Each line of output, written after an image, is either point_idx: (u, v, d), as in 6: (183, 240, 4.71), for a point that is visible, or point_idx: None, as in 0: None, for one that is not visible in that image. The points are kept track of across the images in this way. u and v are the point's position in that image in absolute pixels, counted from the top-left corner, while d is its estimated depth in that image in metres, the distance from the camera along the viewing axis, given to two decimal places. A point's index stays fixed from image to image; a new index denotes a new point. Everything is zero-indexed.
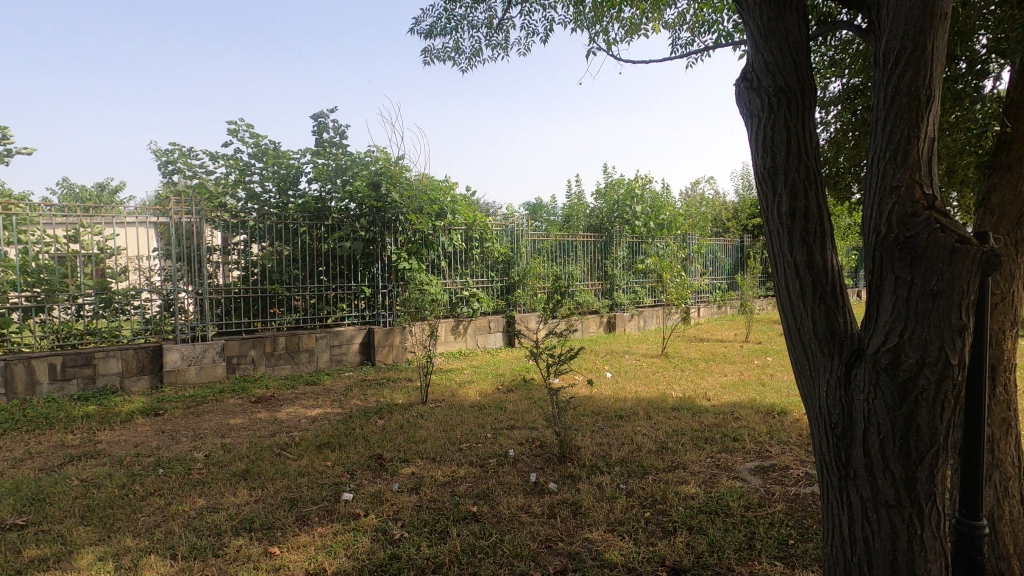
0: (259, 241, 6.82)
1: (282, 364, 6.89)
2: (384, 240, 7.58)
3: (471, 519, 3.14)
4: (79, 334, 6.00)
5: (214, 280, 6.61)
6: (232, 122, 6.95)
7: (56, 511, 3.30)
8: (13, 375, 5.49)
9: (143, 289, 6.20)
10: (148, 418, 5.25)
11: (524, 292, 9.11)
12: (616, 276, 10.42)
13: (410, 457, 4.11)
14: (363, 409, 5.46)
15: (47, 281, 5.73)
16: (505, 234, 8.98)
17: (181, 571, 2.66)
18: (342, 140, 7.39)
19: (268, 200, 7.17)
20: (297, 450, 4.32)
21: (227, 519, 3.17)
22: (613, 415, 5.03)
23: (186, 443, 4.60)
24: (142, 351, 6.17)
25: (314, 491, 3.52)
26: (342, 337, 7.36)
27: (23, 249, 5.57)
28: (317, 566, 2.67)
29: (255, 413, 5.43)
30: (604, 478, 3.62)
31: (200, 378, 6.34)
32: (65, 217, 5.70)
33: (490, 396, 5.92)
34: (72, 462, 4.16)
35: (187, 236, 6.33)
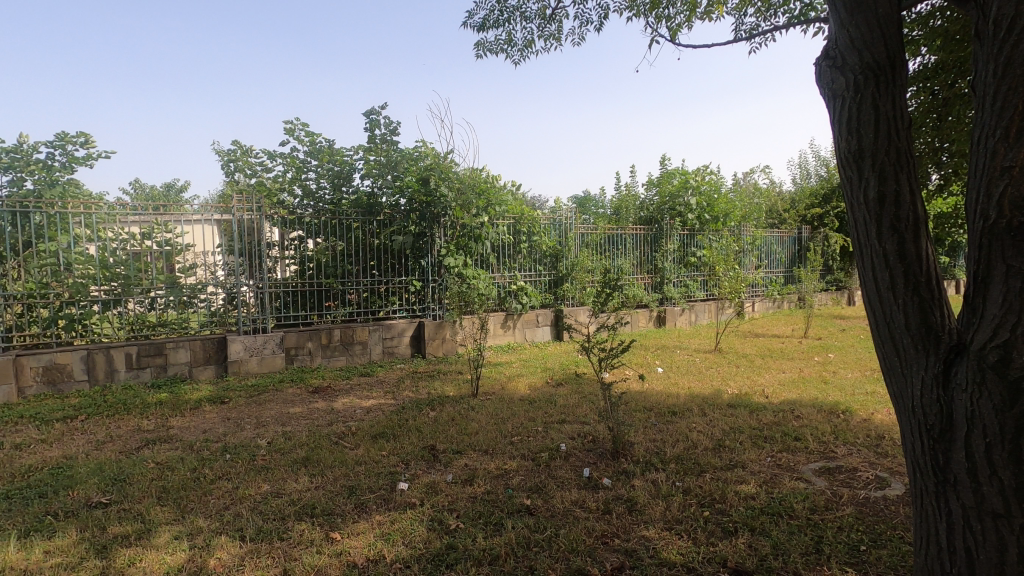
0: (314, 236, 7.04)
1: (337, 355, 7.10)
2: (433, 234, 7.67)
3: (525, 511, 3.15)
4: (152, 325, 6.36)
5: (273, 274, 6.86)
6: (289, 122, 7.16)
7: (135, 491, 3.51)
8: (95, 363, 5.91)
9: (208, 283, 6.52)
10: (215, 405, 5.52)
11: (573, 286, 9.04)
12: (666, 269, 10.19)
13: (463, 449, 4.15)
14: (416, 400, 5.56)
15: (123, 276, 6.10)
16: (553, 227, 8.91)
17: (250, 552, 2.77)
18: (392, 135, 7.50)
19: (323, 196, 7.37)
20: (354, 439, 4.45)
21: (290, 505, 3.29)
22: (666, 410, 4.93)
23: (250, 430, 4.81)
24: (208, 342, 6.48)
25: (371, 480, 3.61)
26: (394, 330, 7.51)
27: (102, 245, 5.95)
28: (376, 553, 2.74)
29: (313, 403, 5.62)
30: (659, 475, 3.56)
31: (261, 368, 6.62)
32: (138, 215, 6.05)
33: (540, 390, 5.92)
34: (148, 445, 4.43)
35: (248, 233, 6.60)
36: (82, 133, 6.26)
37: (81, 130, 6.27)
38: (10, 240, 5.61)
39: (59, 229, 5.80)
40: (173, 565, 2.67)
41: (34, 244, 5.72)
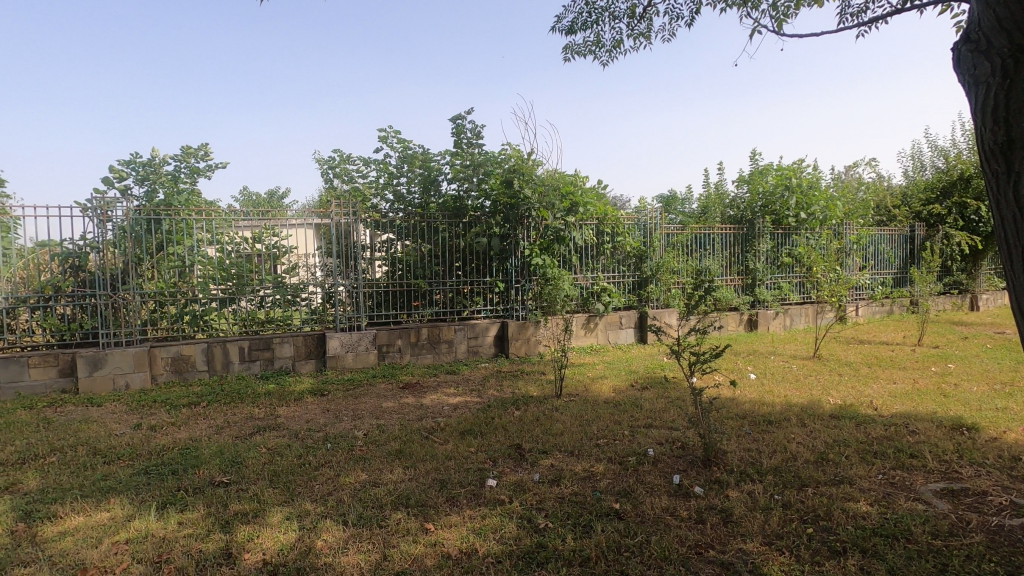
0: (403, 239, 7.36)
1: (424, 353, 7.38)
2: (517, 236, 7.76)
3: (615, 515, 3.12)
4: (261, 322, 6.91)
5: (367, 274, 7.23)
6: (383, 130, 7.55)
7: (251, 473, 3.84)
8: (213, 355, 6.52)
9: (309, 283, 6.99)
10: (316, 397, 5.91)
11: (658, 287, 8.80)
12: (759, 271, 9.67)
13: (549, 449, 4.17)
14: (501, 399, 5.66)
15: (237, 276, 6.69)
16: (637, 228, 8.73)
17: (352, 536, 2.95)
18: (478, 139, 7.68)
19: (412, 200, 7.68)
20: (443, 435, 4.60)
21: (386, 494, 3.46)
22: (761, 419, 4.69)
23: (347, 422, 5.12)
24: (309, 338, 6.96)
25: (460, 475, 3.72)
26: (478, 330, 7.69)
27: (220, 248, 6.57)
28: (468, 546, 2.83)
29: (403, 398, 5.87)
30: (755, 487, 3.40)
31: (355, 364, 7.01)
32: (249, 220, 6.65)
33: (625, 393, 5.83)
34: (259, 432, 4.83)
35: (344, 236, 7.01)
36: (203, 146, 6.94)
37: (202, 144, 6.96)
38: (146, 244, 6.30)
39: (186, 234, 6.46)
40: (286, 543, 2.89)
41: (165, 247, 6.39)
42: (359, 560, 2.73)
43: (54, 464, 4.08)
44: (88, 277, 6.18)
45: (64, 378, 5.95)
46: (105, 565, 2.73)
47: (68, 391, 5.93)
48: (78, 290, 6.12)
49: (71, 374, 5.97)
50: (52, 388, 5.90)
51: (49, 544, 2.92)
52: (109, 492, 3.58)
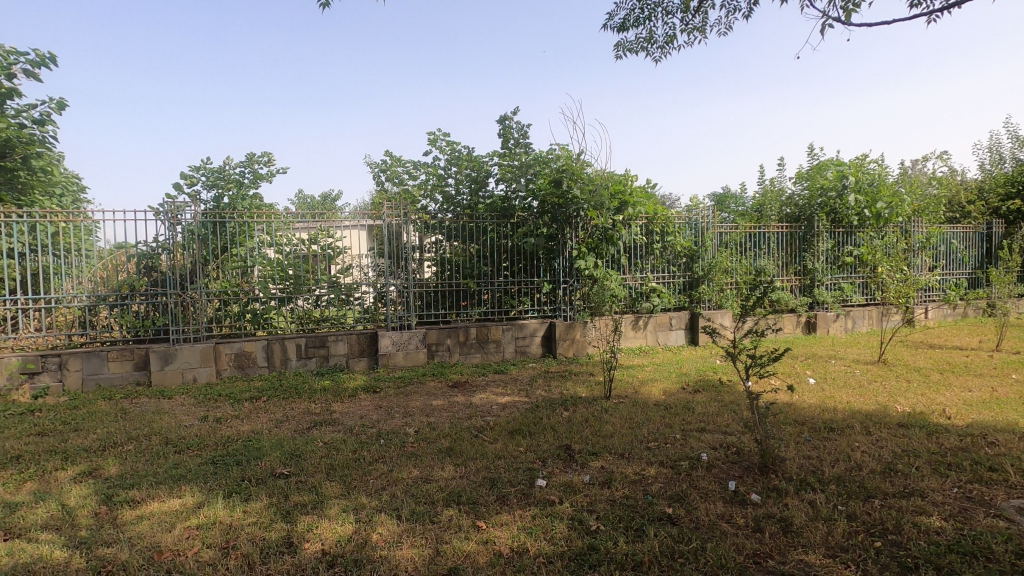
0: (452, 239, 7.47)
1: (473, 353, 7.46)
2: (565, 235, 7.73)
3: (668, 520, 3.06)
4: (317, 320, 7.16)
5: (417, 274, 7.37)
6: (432, 133, 7.70)
7: (309, 466, 3.99)
8: (273, 352, 6.80)
9: (362, 283, 7.19)
10: (368, 394, 6.08)
11: (710, 288, 8.55)
12: (818, 271, 9.26)
13: (598, 451, 4.14)
14: (549, 400, 5.65)
15: (294, 277, 6.96)
16: (688, 227, 8.53)
17: (406, 531, 3.02)
18: (525, 140, 7.71)
19: (460, 201, 7.79)
20: (492, 434, 4.64)
21: (438, 490, 3.52)
22: (822, 426, 4.50)
23: (399, 419, 5.23)
24: (362, 336, 7.16)
25: (510, 474, 3.74)
26: (526, 330, 7.71)
27: (279, 249, 6.85)
28: (520, 545, 2.84)
29: (453, 397, 5.96)
30: (817, 496, 3.26)
31: (406, 362, 7.16)
32: (305, 222, 6.90)
33: (676, 396, 5.71)
34: (316, 427, 5.01)
35: (394, 237, 7.17)
36: (265, 153, 7.27)
37: (265, 151, 7.30)
38: (212, 245, 6.63)
39: (247, 236, 6.76)
40: (343, 535, 2.98)
41: (229, 249, 6.71)
42: (413, 554, 2.79)
43: (131, 452, 4.36)
44: (160, 277, 6.56)
45: (138, 371, 6.34)
46: (178, 548, 2.90)
47: (143, 383, 6.32)
48: (151, 289, 6.51)
49: (144, 368, 6.36)
50: (128, 380, 6.30)
51: (128, 527, 3.12)
52: (180, 480, 3.79)
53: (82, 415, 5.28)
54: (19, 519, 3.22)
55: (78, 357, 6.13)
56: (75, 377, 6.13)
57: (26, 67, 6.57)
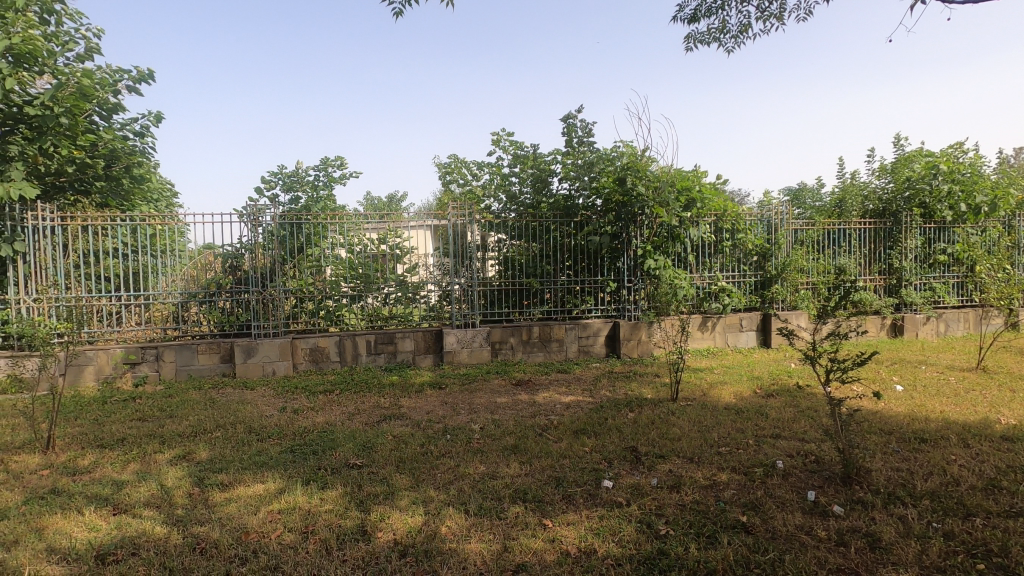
0: (516, 238, 7.51)
1: (536, 351, 7.48)
2: (629, 234, 7.60)
3: (742, 529, 2.95)
4: (385, 318, 7.40)
5: (481, 273, 7.47)
6: (495, 133, 7.79)
7: (380, 457, 4.14)
8: (344, 347, 7.10)
9: (428, 281, 7.37)
10: (434, 390, 6.23)
11: (784, 287, 8.14)
12: (906, 270, 8.63)
13: (666, 454, 4.04)
14: (613, 400, 5.58)
15: (364, 276, 7.23)
16: (761, 224, 8.17)
17: (474, 525, 3.07)
18: (589, 138, 7.62)
19: (524, 200, 7.80)
20: (557, 433, 4.63)
21: (504, 487, 3.56)
22: (912, 436, 4.18)
23: (465, 415, 5.33)
24: (428, 334, 7.34)
25: (576, 473, 3.73)
26: (589, 329, 7.65)
27: (350, 249, 7.13)
28: (587, 545, 2.83)
29: (517, 395, 5.99)
30: (908, 512, 3.04)
31: (470, 359, 7.27)
32: (374, 223, 7.16)
33: (748, 399, 5.49)
34: (386, 420, 5.18)
35: (458, 236, 7.30)
36: (338, 157, 7.62)
37: (338, 155, 7.65)
38: (290, 245, 6.99)
39: (321, 237, 7.07)
40: (414, 526, 3.07)
41: (305, 249, 7.05)
42: (482, 549, 2.83)
43: (219, 438, 4.67)
44: (243, 275, 6.98)
45: (224, 363, 6.79)
46: (263, 530, 3.08)
47: (228, 375, 6.77)
48: (236, 287, 6.96)
49: (229, 360, 6.80)
50: (216, 371, 6.77)
51: (218, 508, 3.35)
52: (263, 466, 4.03)
53: (176, 403, 5.71)
54: (125, 496, 3.53)
55: (172, 349, 6.64)
56: (169, 367, 6.65)
57: (129, 84, 7.17)
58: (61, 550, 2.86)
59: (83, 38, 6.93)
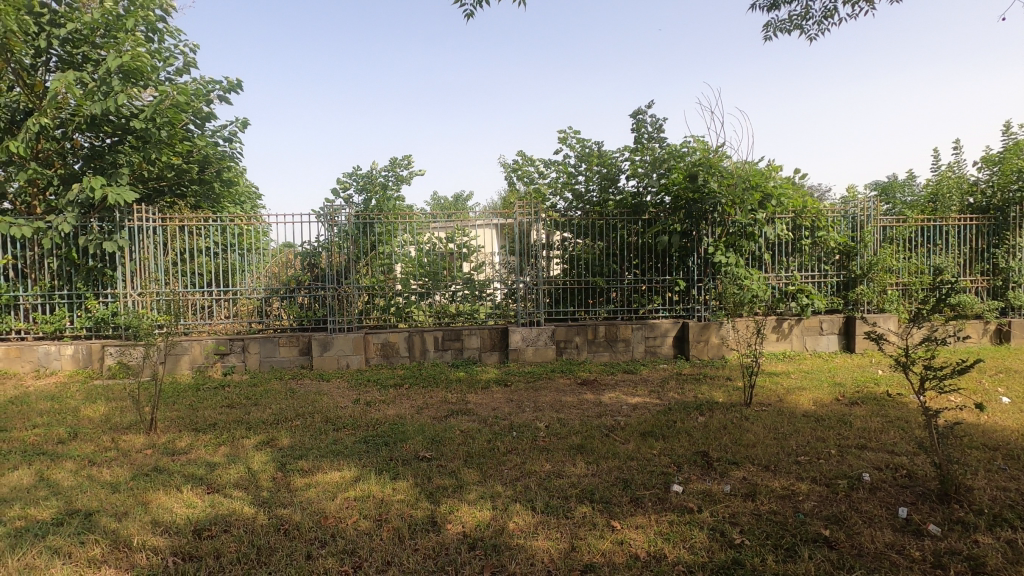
0: (582, 237, 7.46)
1: (601, 351, 7.40)
2: (700, 232, 7.37)
3: (824, 543, 2.79)
4: (452, 315, 7.56)
5: (546, 271, 7.47)
6: (562, 131, 7.78)
7: (448, 451, 4.23)
8: (413, 343, 7.31)
9: (494, 279, 7.46)
10: (500, 387, 6.30)
11: (870, 288, 7.61)
12: (1015, 270, 7.84)
13: (740, 461, 3.89)
14: (682, 402, 5.42)
15: (432, 273, 7.42)
16: (844, 221, 7.68)
17: (541, 522, 3.08)
18: (659, 134, 7.46)
19: (590, 198, 7.76)
20: (623, 434, 4.56)
21: (570, 486, 3.55)
22: (1022, 453, 3.80)
23: (530, 413, 5.35)
24: (493, 331, 7.42)
25: (644, 476, 3.66)
26: (657, 330, 7.48)
27: (419, 247, 7.34)
28: (657, 550, 2.77)
29: (582, 394, 5.96)
30: (1017, 536, 2.77)
31: (535, 358, 7.29)
32: (441, 222, 7.33)
33: (829, 407, 5.18)
34: (453, 415, 5.29)
35: (524, 235, 7.34)
36: (405, 156, 7.86)
37: (406, 155, 7.89)
38: (363, 244, 7.28)
39: (392, 236, 7.31)
40: (482, 520, 3.12)
41: (377, 247, 7.31)
42: (549, 547, 2.84)
43: (298, 426, 4.94)
44: (319, 273, 7.31)
45: (303, 356, 7.17)
46: (340, 515, 3.23)
47: (306, 367, 7.14)
48: (314, 283, 7.29)
49: (307, 353, 7.17)
50: (295, 363, 7.16)
51: (300, 492, 3.55)
52: (339, 455, 4.23)
53: (261, 392, 6.09)
54: (217, 477, 3.81)
55: (257, 341, 7.08)
56: (254, 358, 7.10)
57: (220, 93, 7.71)
58: (164, 523, 3.13)
59: (181, 53, 7.52)
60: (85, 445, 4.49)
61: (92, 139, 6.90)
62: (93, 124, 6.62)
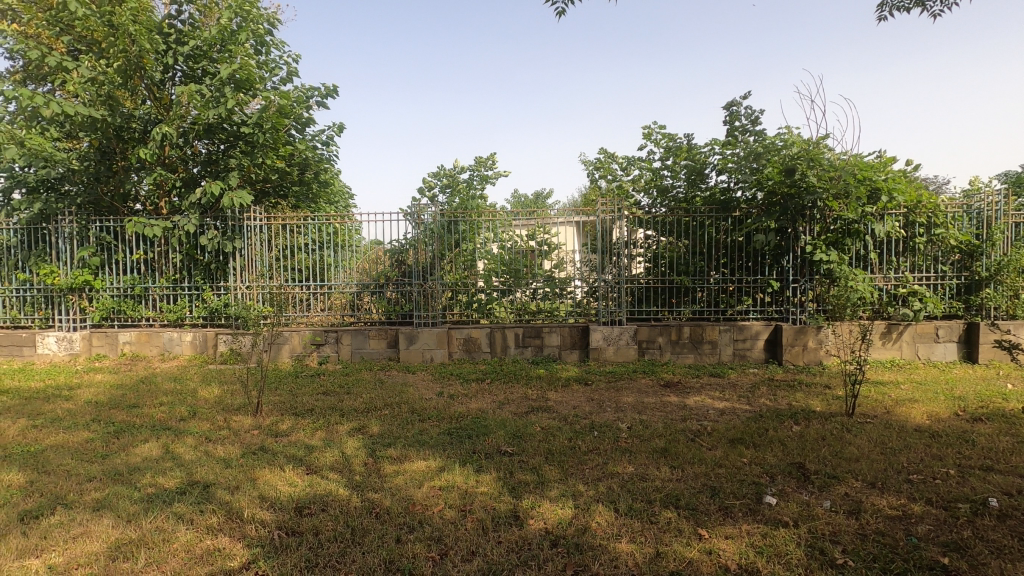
0: (666, 234, 7.25)
1: (686, 353, 7.16)
2: (797, 230, 6.92)
3: (942, 572, 2.54)
4: (532, 312, 7.60)
5: (629, 270, 7.32)
6: (648, 126, 7.59)
7: (529, 447, 4.27)
8: (494, 339, 7.42)
9: (575, 277, 7.42)
10: (580, 385, 6.26)
11: (998, 292, 6.81)
12: None
13: (841, 475, 3.62)
14: (775, 410, 5.13)
15: (514, 271, 7.49)
16: (967, 217, 6.91)
17: (624, 525, 3.03)
18: (754, 127, 7.08)
19: (676, 194, 7.51)
20: (710, 440, 4.38)
21: (655, 490, 3.46)
22: None
23: (611, 413, 5.28)
24: (574, 329, 7.38)
25: (734, 485, 3.50)
26: (746, 332, 7.12)
27: (502, 245, 7.43)
28: (748, 563, 2.65)
29: (666, 396, 5.79)
30: None
31: (616, 357, 7.17)
32: (523, 220, 7.38)
33: (947, 422, 4.69)
34: (533, 412, 5.33)
35: (606, 233, 7.23)
36: (489, 155, 8.00)
37: (490, 154, 8.04)
38: (447, 241, 7.49)
39: (475, 234, 7.47)
40: (564, 518, 3.12)
41: (460, 244, 7.50)
42: (633, 550, 2.79)
43: (387, 416, 5.18)
44: (406, 269, 7.59)
45: (390, 348, 7.50)
46: (427, 503, 3.36)
47: (394, 359, 7.46)
48: (401, 278, 7.59)
49: (395, 346, 7.50)
50: (383, 355, 7.50)
51: (390, 478, 3.73)
52: (425, 445, 4.39)
53: (352, 381, 6.45)
54: (315, 459, 4.07)
55: (349, 333, 7.50)
56: (346, 349, 7.52)
57: (319, 99, 8.21)
58: (270, 498, 3.40)
59: (285, 63, 8.10)
60: (202, 423, 4.97)
61: (209, 146, 7.55)
62: (210, 132, 7.25)
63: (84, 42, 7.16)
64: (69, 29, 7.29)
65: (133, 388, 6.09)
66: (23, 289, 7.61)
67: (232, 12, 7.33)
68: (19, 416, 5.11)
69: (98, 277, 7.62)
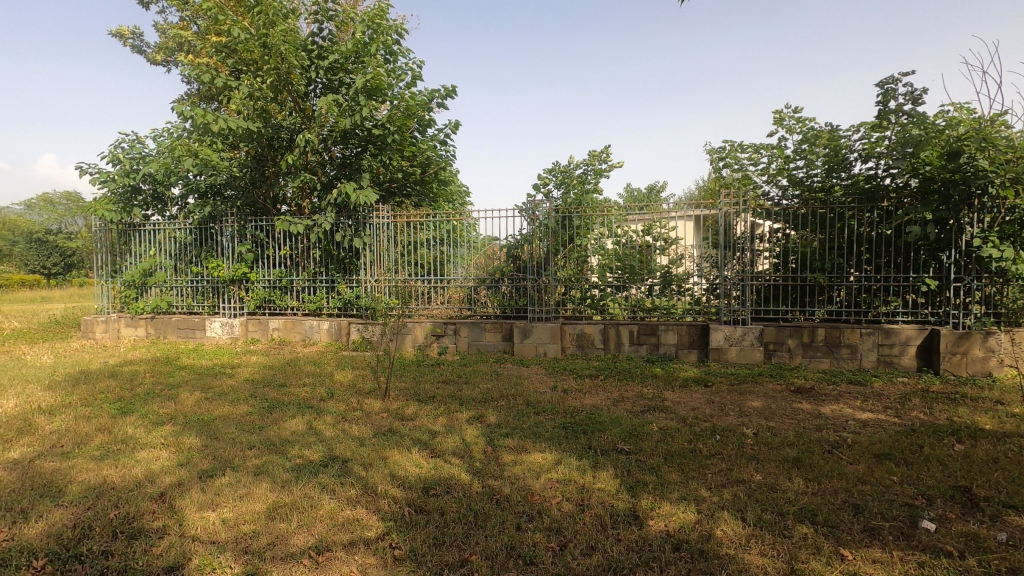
0: (799, 228, 6.71)
1: (820, 357, 6.57)
2: (961, 222, 6.05)
3: None
4: (647, 309, 7.38)
5: (754, 266, 6.86)
6: (778, 112, 7.05)
7: (647, 447, 4.16)
8: (608, 336, 7.33)
9: (693, 273, 7.10)
10: (700, 386, 5.99)
11: None
12: None
13: (1020, 505, 3.12)
14: (931, 425, 4.54)
15: (629, 267, 7.33)
16: None
17: (753, 536, 2.86)
18: (913, 107, 6.28)
19: (811, 184, 6.90)
20: (851, 453, 3.98)
21: (787, 502, 3.22)
22: None
23: (735, 417, 4.99)
24: (692, 328, 7.06)
25: (882, 505, 3.15)
26: (895, 336, 6.37)
27: (616, 240, 7.31)
28: None
29: (796, 403, 5.35)
30: None
31: (739, 359, 6.76)
32: (640, 214, 7.18)
33: None
34: (650, 411, 5.19)
35: (728, 227, 6.84)
36: (604, 149, 7.90)
37: (604, 147, 7.94)
38: (561, 237, 7.51)
39: (589, 229, 7.41)
40: (686, 522, 3.01)
41: (574, 240, 7.48)
42: (765, 563, 2.62)
43: (503, 406, 5.33)
44: (521, 265, 7.71)
45: (505, 341, 7.70)
46: (545, 494, 3.41)
47: (508, 352, 7.65)
48: (515, 273, 7.74)
49: (509, 339, 7.69)
50: (498, 348, 7.72)
51: (508, 467, 3.83)
52: (540, 438, 4.45)
53: (469, 372, 6.72)
54: (438, 443, 4.30)
55: (466, 326, 7.81)
56: (463, 341, 7.84)
57: (440, 102, 8.61)
58: (400, 477, 3.64)
59: (410, 70, 8.59)
60: (339, 404, 5.45)
61: (344, 150, 8.25)
62: (344, 138, 7.94)
63: (245, 63, 8.12)
64: (232, 53, 8.31)
65: (281, 369, 6.84)
66: (196, 280, 8.83)
67: (364, 26, 7.92)
68: (194, 389, 5.95)
69: (253, 270, 8.62)
